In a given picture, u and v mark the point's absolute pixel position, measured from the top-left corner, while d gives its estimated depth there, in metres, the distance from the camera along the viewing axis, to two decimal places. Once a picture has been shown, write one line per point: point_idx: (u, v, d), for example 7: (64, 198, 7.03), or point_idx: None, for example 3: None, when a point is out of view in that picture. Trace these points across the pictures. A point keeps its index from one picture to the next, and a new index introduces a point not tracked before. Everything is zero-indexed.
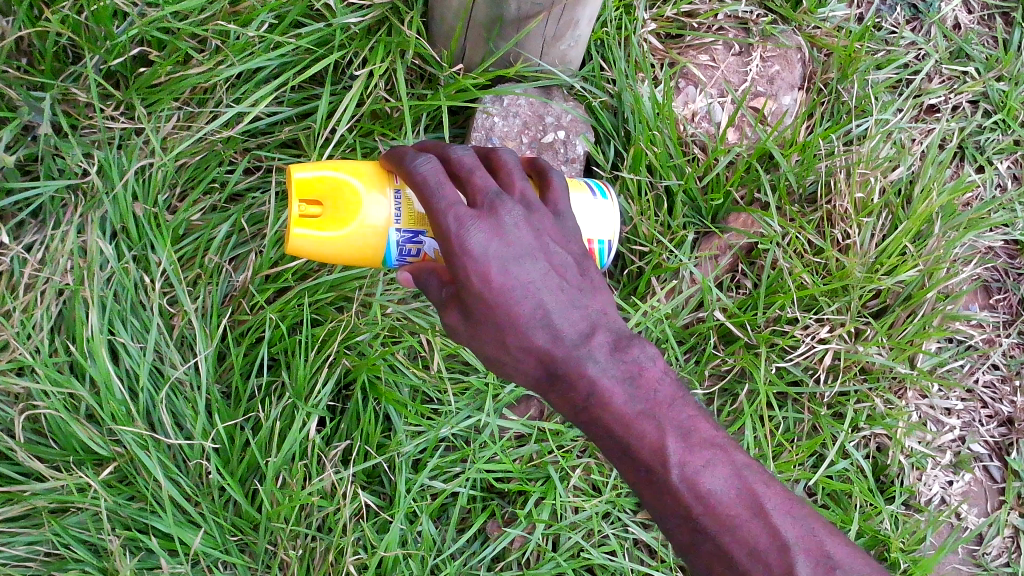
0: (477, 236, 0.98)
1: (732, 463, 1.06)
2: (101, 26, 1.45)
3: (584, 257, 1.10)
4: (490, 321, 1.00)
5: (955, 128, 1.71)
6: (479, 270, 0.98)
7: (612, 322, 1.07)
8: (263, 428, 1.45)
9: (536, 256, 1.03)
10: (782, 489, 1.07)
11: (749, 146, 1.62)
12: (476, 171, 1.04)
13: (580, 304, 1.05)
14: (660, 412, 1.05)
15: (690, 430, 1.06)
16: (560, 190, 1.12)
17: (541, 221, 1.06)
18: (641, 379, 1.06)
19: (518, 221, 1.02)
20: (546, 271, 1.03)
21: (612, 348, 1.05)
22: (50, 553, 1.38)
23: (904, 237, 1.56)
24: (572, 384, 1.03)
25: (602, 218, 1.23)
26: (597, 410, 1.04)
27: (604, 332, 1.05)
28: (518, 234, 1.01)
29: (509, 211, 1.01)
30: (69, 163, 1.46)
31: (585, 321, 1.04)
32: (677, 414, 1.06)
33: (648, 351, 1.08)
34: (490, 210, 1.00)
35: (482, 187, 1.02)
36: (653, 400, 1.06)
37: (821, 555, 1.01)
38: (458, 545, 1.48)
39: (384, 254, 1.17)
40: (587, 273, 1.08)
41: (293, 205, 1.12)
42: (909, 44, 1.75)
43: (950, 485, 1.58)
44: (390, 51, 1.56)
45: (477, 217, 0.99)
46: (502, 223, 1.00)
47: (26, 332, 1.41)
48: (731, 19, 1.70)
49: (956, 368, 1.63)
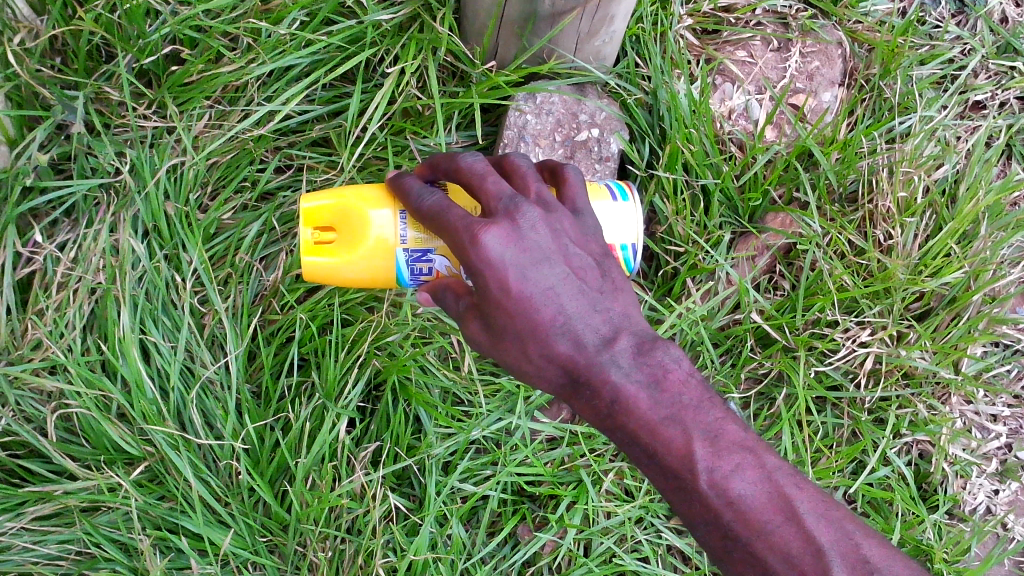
0: (493, 242, 0.96)
1: (763, 468, 1.01)
2: (134, 25, 1.45)
3: (606, 256, 1.06)
4: (512, 329, 0.98)
5: (1003, 125, 1.64)
6: (497, 277, 0.96)
7: (634, 326, 1.04)
8: (293, 428, 1.44)
9: (555, 259, 1.00)
10: (814, 491, 1.02)
11: (789, 144, 1.58)
12: (489, 177, 1.03)
13: (601, 307, 1.02)
14: (686, 416, 1.01)
15: (718, 433, 1.02)
16: (576, 186, 1.09)
17: (560, 221, 1.03)
18: (665, 383, 1.02)
19: (535, 224, 0.99)
20: (565, 274, 1.00)
21: (635, 351, 1.02)
22: (81, 551, 1.38)
23: (949, 237, 1.51)
24: (595, 390, 1.01)
25: (625, 221, 1.20)
26: (622, 416, 1.01)
27: (627, 336, 1.03)
28: (536, 237, 0.99)
29: (526, 214, 0.99)
30: (102, 162, 1.46)
31: (606, 326, 1.01)
32: (704, 417, 1.02)
33: (672, 353, 1.04)
34: (505, 215, 0.99)
35: (496, 193, 1.01)
36: (678, 404, 1.02)
37: (857, 559, 0.97)
38: (488, 549, 1.46)
39: (396, 275, 1.16)
40: (608, 274, 1.05)
41: (304, 232, 1.15)
42: (954, 39, 1.70)
43: (996, 495, 1.53)
44: (422, 48, 1.54)
45: (493, 224, 0.97)
46: (519, 227, 0.98)
47: (59, 330, 1.42)
48: (769, 14, 1.67)
49: (1002, 373, 1.57)
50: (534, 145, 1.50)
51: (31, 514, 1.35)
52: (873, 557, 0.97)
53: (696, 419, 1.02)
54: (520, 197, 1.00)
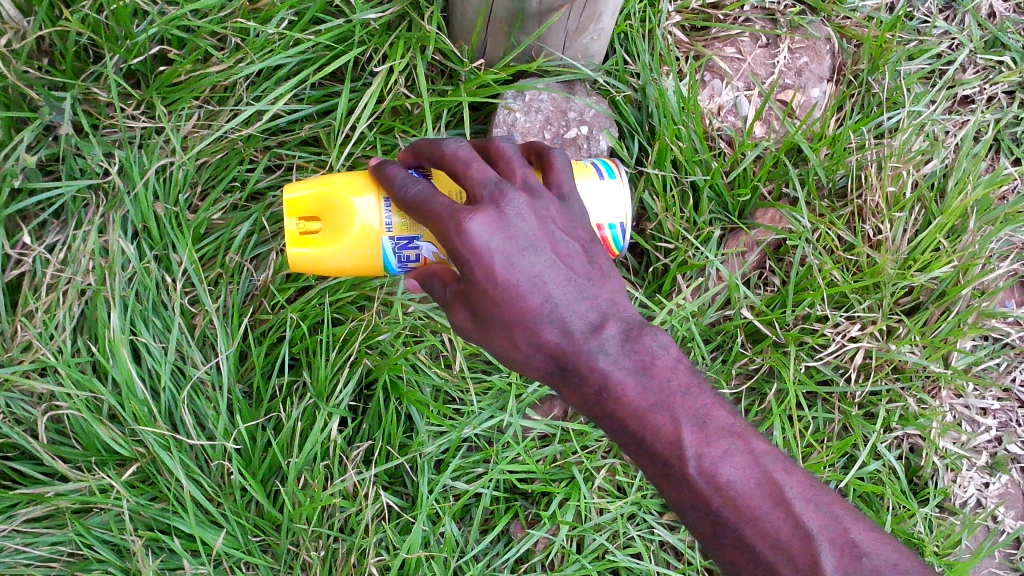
0: (478, 230, 0.95)
1: (752, 453, 1.02)
2: (121, 25, 1.44)
3: (592, 243, 1.06)
4: (499, 318, 0.98)
5: (991, 120, 1.65)
6: (483, 266, 0.95)
7: (622, 312, 1.04)
8: (284, 428, 1.44)
9: (542, 247, 0.99)
10: (803, 475, 1.04)
11: (778, 140, 1.58)
12: (474, 163, 1.02)
13: (588, 295, 1.02)
14: (674, 402, 1.02)
15: (707, 419, 1.03)
16: (561, 169, 1.08)
17: (546, 207, 1.02)
18: (653, 369, 1.02)
19: (521, 211, 0.99)
20: (552, 262, 1.00)
21: (623, 338, 1.02)
22: (73, 553, 1.38)
23: (938, 232, 1.51)
24: (583, 378, 1.01)
25: (611, 200, 1.20)
26: (610, 404, 1.01)
27: (616, 323, 1.03)
28: (522, 224, 0.98)
29: (511, 201, 0.99)
30: (90, 163, 1.46)
31: (594, 313, 1.01)
32: (692, 403, 1.03)
33: (660, 339, 1.04)
34: (490, 202, 0.98)
35: (481, 179, 1.00)
36: (666, 390, 1.02)
37: (846, 543, 0.98)
38: (481, 546, 1.46)
39: (383, 263, 1.16)
40: (596, 261, 1.05)
41: (289, 223, 1.16)
42: (942, 34, 1.70)
43: (986, 487, 1.53)
44: (410, 47, 1.54)
45: (478, 211, 0.96)
46: (504, 215, 0.98)
47: (49, 332, 1.41)
48: (758, 10, 1.66)
49: (992, 366, 1.57)
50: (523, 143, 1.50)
51: (23, 516, 1.35)
52: (862, 541, 0.98)
53: (684, 405, 1.02)
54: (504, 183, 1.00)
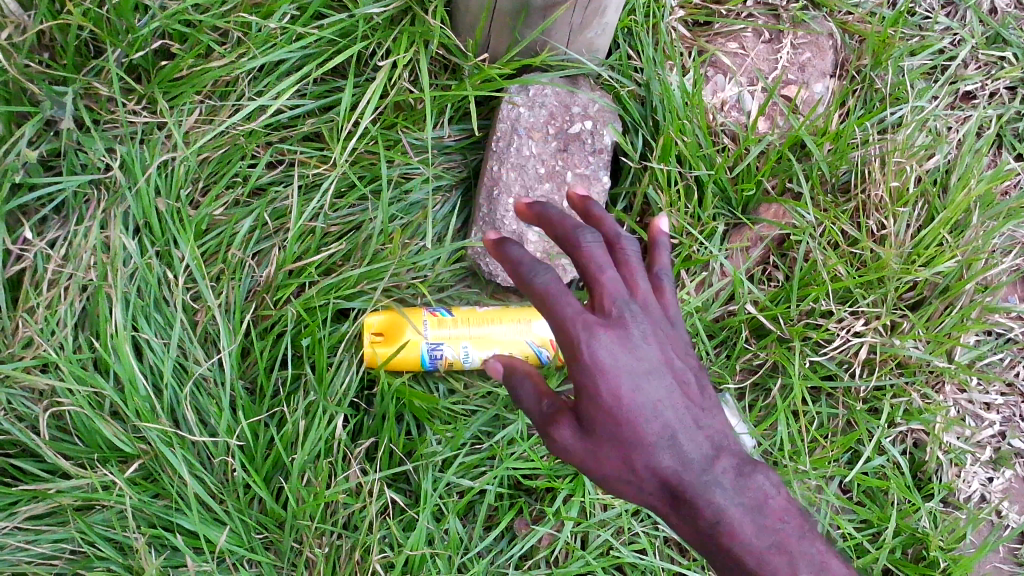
0: (606, 346, 0.91)
1: None
2: (123, 19, 1.43)
3: (704, 378, 1.01)
4: (614, 438, 0.91)
5: (993, 115, 1.65)
6: (608, 383, 0.91)
7: (737, 446, 0.96)
8: (288, 425, 1.43)
9: (664, 373, 0.94)
10: None
11: (781, 135, 1.58)
12: (607, 268, 0.95)
13: (706, 425, 0.94)
14: (792, 547, 0.91)
15: (822, 570, 0.92)
16: (673, 297, 1.02)
17: (666, 334, 0.97)
18: (770, 509, 0.92)
19: (647, 335, 0.95)
20: (673, 389, 0.94)
21: (739, 472, 0.93)
22: (75, 551, 1.37)
23: (941, 227, 1.52)
24: (698, 511, 0.90)
25: None
26: (727, 541, 0.89)
27: (730, 457, 0.94)
28: (647, 349, 0.94)
29: (640, 326, 0.94)
30: (92, 158, 1.45)
31: (711, 445, 0.93)
32: (809, 550, 0.92)
33: (772, 478, 0.95)
34: (618, 320, 0.93)
35: (613, 290, 0.94)
36: (782, 534, 0.91)
37: None
38: (485, 543, 1.46)
39: None
40: (708, 396, 0.99)
41: None
42: (943, 30, 1.70)
43: (990, 482, 1.53)
44: (413, 41, 1.53)
45: (606, 327, 0.92)
46: (630, 335, 0.93)
47: (50, 328, 1.40)
48: (760, 6, 1.67)
49: (995, 361, 1.57)
50: (527, 138, 1.50)
51: (25, 514, 1.34)
52: None
53: (802, 551, 0.91)
54: (633, 377, 0.91)
